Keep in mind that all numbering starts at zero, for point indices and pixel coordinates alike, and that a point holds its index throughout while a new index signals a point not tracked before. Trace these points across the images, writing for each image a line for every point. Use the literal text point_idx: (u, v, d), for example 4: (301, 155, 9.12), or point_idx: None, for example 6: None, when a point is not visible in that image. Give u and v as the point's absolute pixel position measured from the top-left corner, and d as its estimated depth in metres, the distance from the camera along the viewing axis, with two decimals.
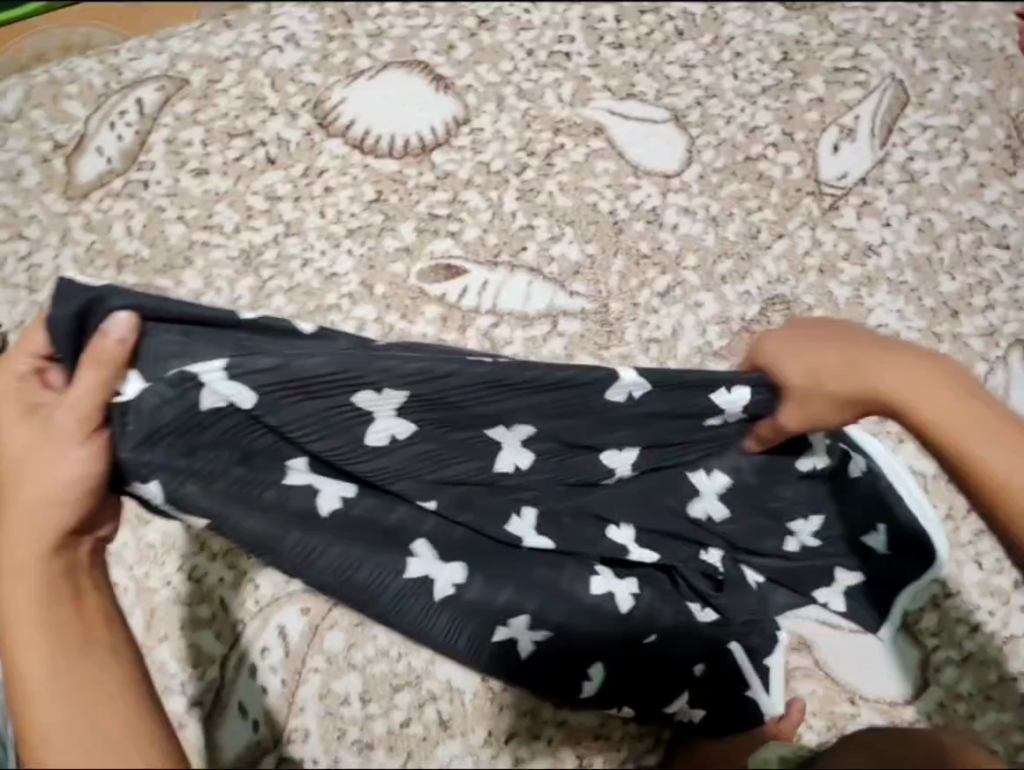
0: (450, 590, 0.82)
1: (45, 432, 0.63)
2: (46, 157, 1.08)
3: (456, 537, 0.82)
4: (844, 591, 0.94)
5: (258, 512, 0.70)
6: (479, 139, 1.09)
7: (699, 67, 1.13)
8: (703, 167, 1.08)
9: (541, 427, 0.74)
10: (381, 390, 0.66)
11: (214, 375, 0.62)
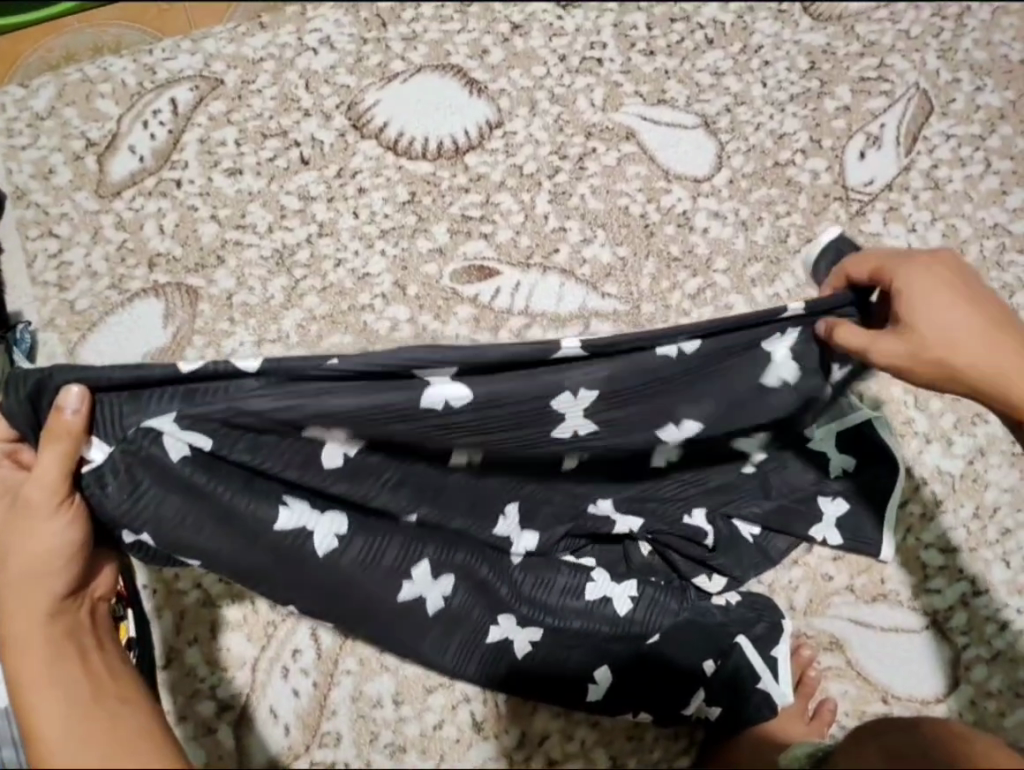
0: (441, 603, 0.85)
1: (17, 511, 0.66)
2: (78, 155, 1.08)
3: (453, 561, 0.85)
4: (836, 523, 0.94)
5: (252, 548, 0.71)
6: (512, 142, 1.10)
7: (728, 75, 1.14)
8: (733, 172, 1.10)
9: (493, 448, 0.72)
10: (331, 429, 0.65)
11: (172, 427, 0.62)
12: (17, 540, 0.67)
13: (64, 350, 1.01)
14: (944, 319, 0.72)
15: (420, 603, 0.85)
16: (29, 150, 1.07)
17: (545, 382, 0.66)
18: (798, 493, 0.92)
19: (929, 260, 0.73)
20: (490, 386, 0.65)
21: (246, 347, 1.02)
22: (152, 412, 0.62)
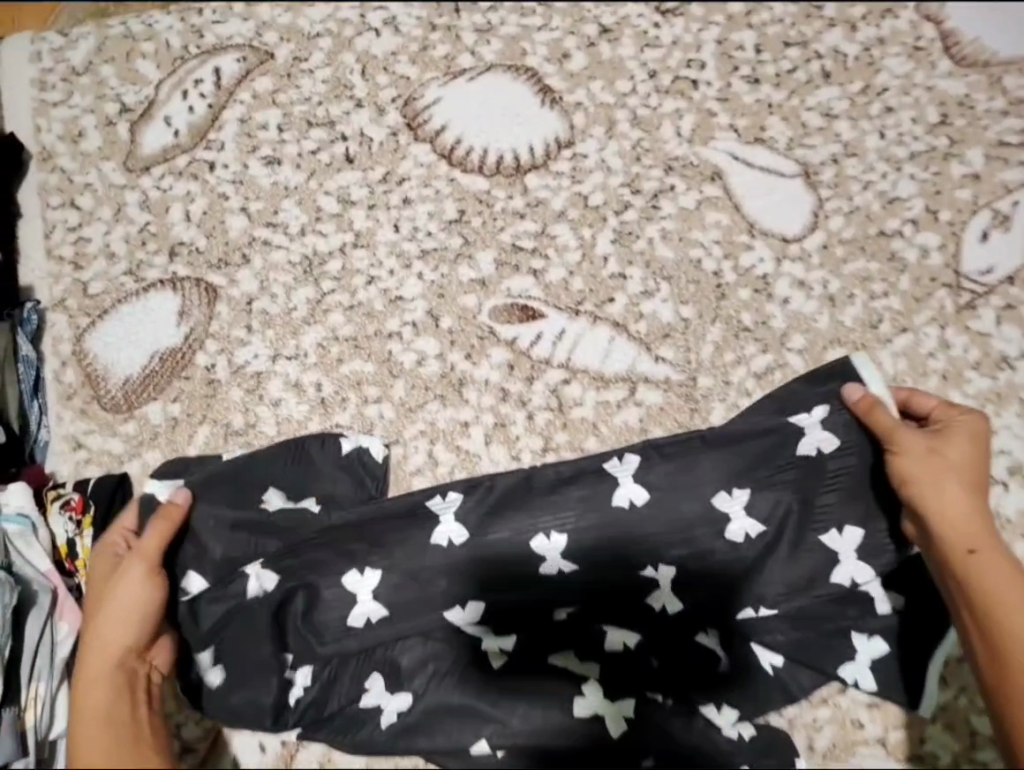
0: (395, 718, 0.82)
1: (111, 575, 0.75)
2: (110, 121, 1.00)
3: (406, 664, 0.83)
4: (870, 665, 0.83)
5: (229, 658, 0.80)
6: (581, 168, 0.98)
7: (842, 118, 0.99)
8: (828, 235, 0.96)
9: (490, 602, 0.83)
10: (364, 572, 0.81)
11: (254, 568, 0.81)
12: (98, 607, 0.74)
13: (71, 334, 0.93)
14: (949, 473, 0.74)
15: (373, 712, 0.82)
16: (61, 108, 1.00)
17: (528, 505, 0.81)
18: (827, 622, 0.83)
19: (981, 444, 0.76)
20: (481, 516, 0.81)
21: (260, 361, 0.93)
22: (255, 494, 0.83)
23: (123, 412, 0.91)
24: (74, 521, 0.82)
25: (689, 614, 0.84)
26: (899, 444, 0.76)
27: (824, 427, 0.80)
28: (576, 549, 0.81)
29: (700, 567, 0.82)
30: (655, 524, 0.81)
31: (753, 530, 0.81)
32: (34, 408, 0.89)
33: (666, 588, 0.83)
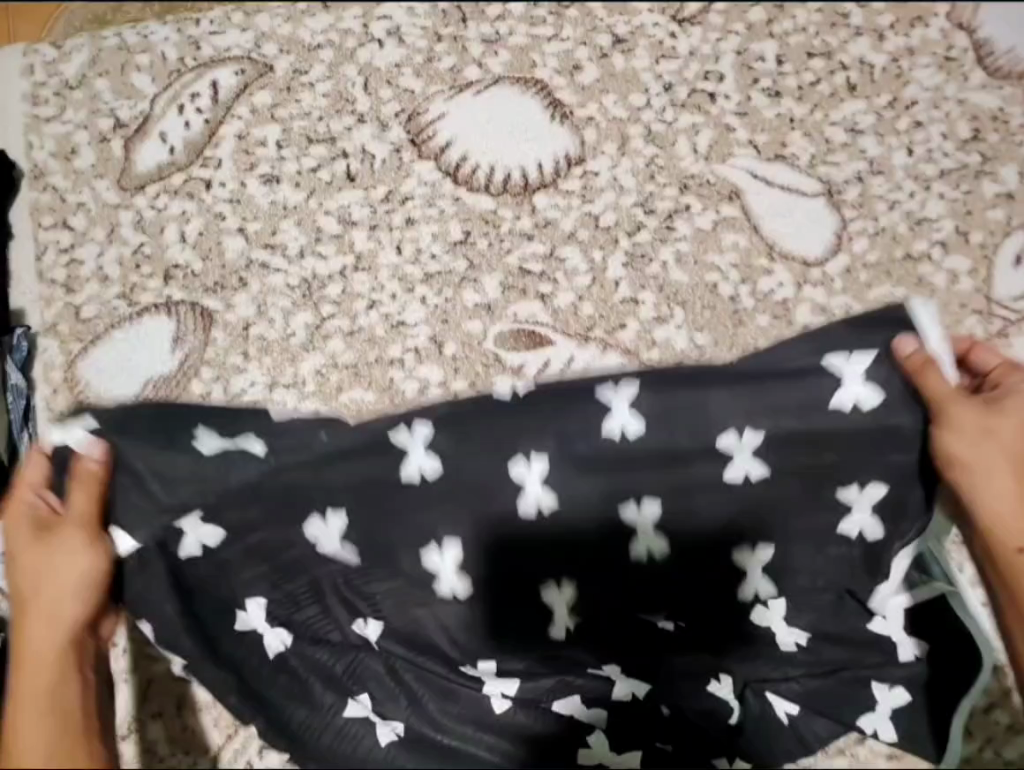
0: (393, 736, 0.77)
1: (37, 541, 0.65)
2: (104, 137, 0.96)
3: (404, 680, 0.79)
4: (891, 714, 0.78)
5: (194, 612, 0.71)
6: (592, 186, 0.93)
7: (867, 134, 0.94)
8: (852, 258, 0.91)
9: (469, 543, 0.75)
10: (325, 516, 0.72)
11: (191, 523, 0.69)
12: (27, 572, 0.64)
13: (62, 361, 0.90)
14: (1001, 456, 0.66)
15: (367, 724, 0.77)
16: (53, 123, 0.96)
17: (508, 435, 0.70)
18: (845, 669, 0.79)
19: None
20: (459, 449, 0.70)
21: (257, 389, 0.89)
22: (186, 432, 0.67)
23: None
24: None
25: (669, 560, 0.76)
26: (949, 418, 0.66)
27: (867, 376, 0.67)
28: (559, 480, 0.72)
29: (684, 530, 0.75)
30: (646, 457, 0.71)
31: (753, 472, 0.72)
32: (24, 439, 0.86)
33: (647, 527, 0.75)
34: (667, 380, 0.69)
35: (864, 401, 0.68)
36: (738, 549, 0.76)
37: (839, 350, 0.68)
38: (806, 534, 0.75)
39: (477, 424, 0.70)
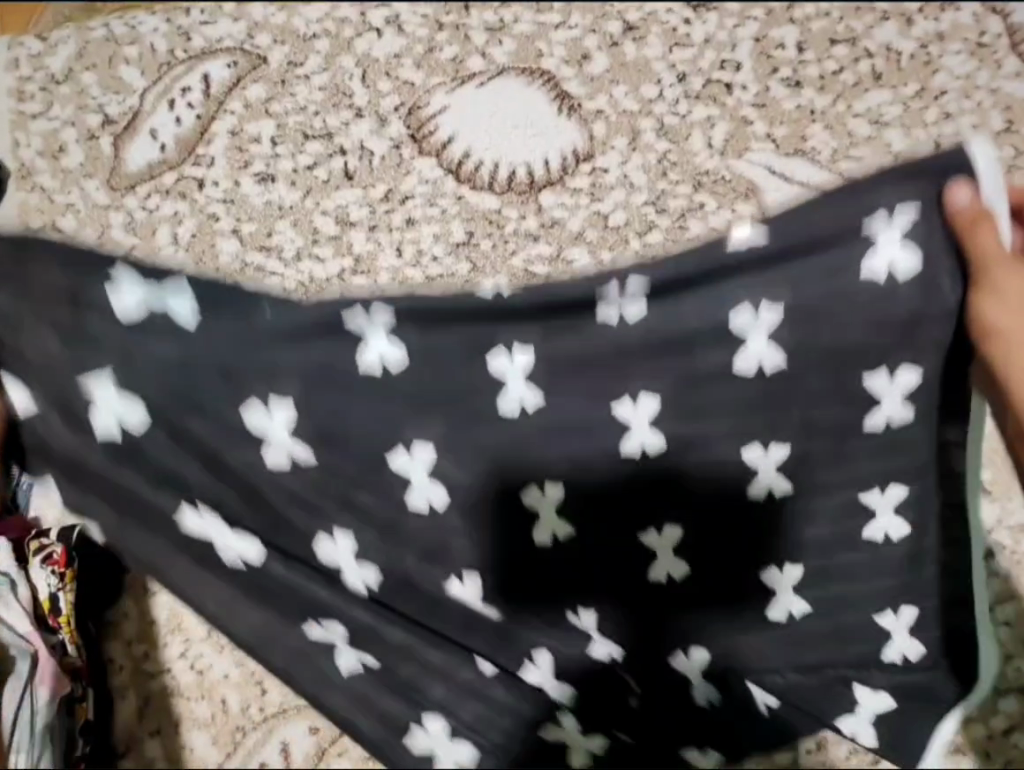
0: (359, 669, 0.76)
1: None
2: (93, 134, 0.92)
3: (390, 637, 0.75)
4: (874, 719, 0.73)
5: (158, 530, 0.74)
6: (602, 183, 0.89)
7: (893, 126, 0.88)
8: None
9: (442, 440, 0.68)
10: (268, 405, 0.67)
11: (106, 394, 0.68)
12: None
13: None
14: None
15: (326, 655, 0.76)
16: (39, 120, 0.93)
17: (472, 333, 0.65)
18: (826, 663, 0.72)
19: None
20: (426, 342, 0.66)
21: None
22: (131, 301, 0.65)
23: None
24: (57, 575, 0.76)
25: (664, 449, 0.67)
26: (986, 280, 0.58)
27: (907, 231, 0.59)
28: (543, 378, 0.66)
29: (682, 433, 0.67)
30: (637, 348, 0.65)
31: (769, 362, 0.64)
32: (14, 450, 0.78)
33: (642, 426, 0.66)
34: (680, 268, 0.62)
35: (900, 266, 0.60)
36: (750, 451, 0.67)
37: (879, 211, 0.59)
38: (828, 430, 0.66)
39: (449, 325, 0.65)
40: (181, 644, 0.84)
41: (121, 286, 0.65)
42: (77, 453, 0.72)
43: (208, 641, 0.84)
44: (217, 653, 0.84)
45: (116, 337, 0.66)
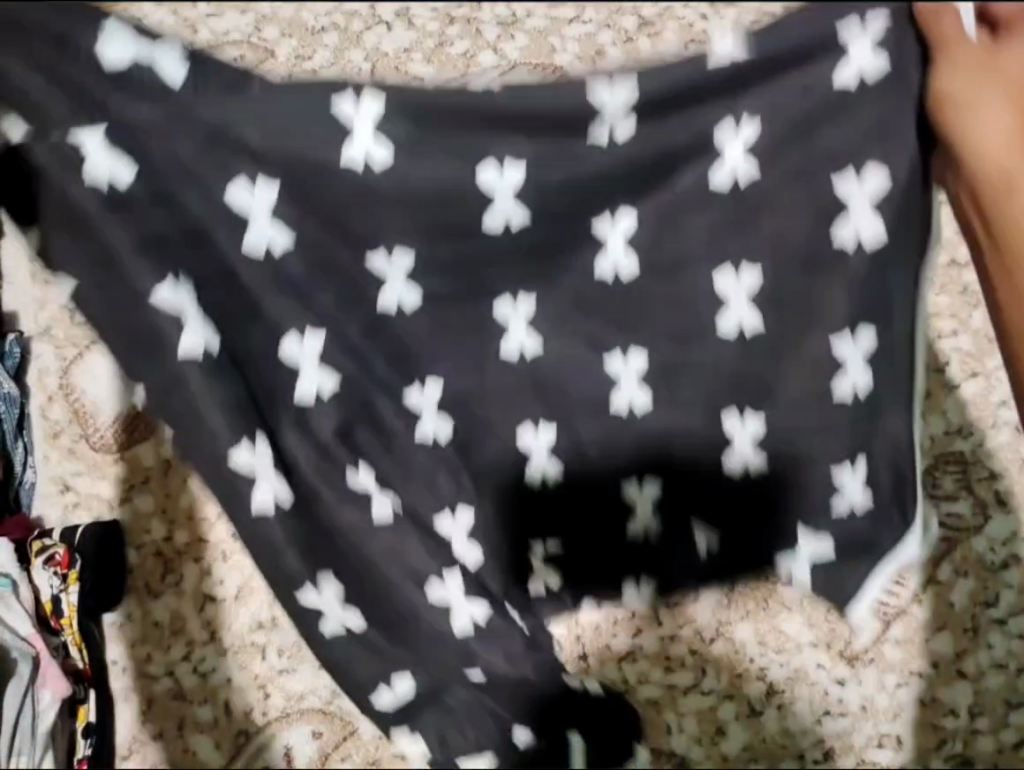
0: (269, 509, 0.68)
1: None
2: None
3: (366, 554, 0.71)
4: (811, 562, 0.73)
5: (96, 272, 0.65)
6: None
7: None
8: None
9: (424, 252, 0.69)
10: (255, 183, 0.65)
11: (92, 141, 0.62)
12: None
13: (57, 367, 0.87)
14: (1000, 121, 0.56)
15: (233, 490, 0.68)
16: None
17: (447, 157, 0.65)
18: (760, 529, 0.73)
19: None
20: (417, 150, 0.64)
21: None
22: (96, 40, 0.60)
23: (113, 456, 0.86)
24: (60, 575, 0.76)
25: (664, 439, 0.72)
26: (947, 55, 0.57)
27: (879, 41, 0.59)
28: (529, 190, 0.66)
29: (685, 338, 0.70)
30: (615, 161, 0.64)
31: (743, 177, 0.64)
32: (18, 449, 0.82)
33: (618, 245, 0.68)
34: (668, 78, 0.60)
35: (868, 73, 0.60)
36: (720, 271, 0.67)
37: (852, 16, 0.59)
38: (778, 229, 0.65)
39: (435, 125, 0.64)
40: (183, 646, 0.84)
41: (85, 138, 0.62)
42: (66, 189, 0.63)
43: (211, 644, 0.84)
44: (218, 656, 0.83)
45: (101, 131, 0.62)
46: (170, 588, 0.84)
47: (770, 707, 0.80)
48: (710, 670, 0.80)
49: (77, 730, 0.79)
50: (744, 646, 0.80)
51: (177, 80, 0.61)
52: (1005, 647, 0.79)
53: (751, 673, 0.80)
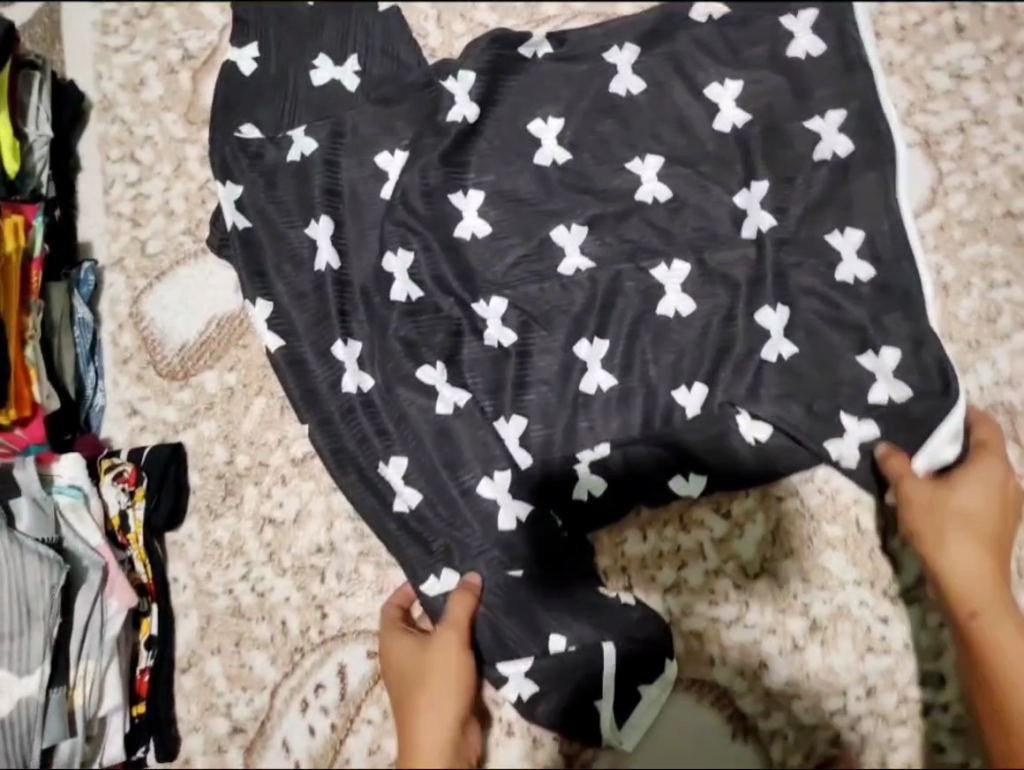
0: (353, 391, 0.85)
1: (419, 665, 0.77)
2: (171, 68, 0.96)
3: (429, 463, 0.83)
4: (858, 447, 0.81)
5: (281, 193, 0.89)
6: (695, 135, 0.89)
7: (973, 81, 0.88)
8: (946, 215, 0.86)
9: (494, 191, 0.89)
10: (393, 151, 0.90)
11: (345, 75, 0.92)
12: (413, 680, 0.77)
13: (128, 296, 0.92)
14: (948, 513, 0.75)
15: (337, 370, 0.86)
16: (122, 54, 0.96)
17: (521, 102, 0.91)
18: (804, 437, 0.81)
19: (1000, 486, 0.76)
20: (496, 112, 0.91)
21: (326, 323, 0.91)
22: (308, 58, 0.92)
23: (178, 380, 0.89)
24: (127, 492, 0.82)
25: (696, 337, 0.84)
26: (956, 484, 0.76)
27: (811, 28, 0.89)
28: (573, 138, 0.90)
29: (706, 237, 0.87)
30: (644, 111, 0.90)
31: (739, 122, 0.89)
32: (90, 373, 0.88)
33: (651, 177, 0.89)
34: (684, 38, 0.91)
35: (812, 49, 0.89)
36: (739, 193, 0.87)
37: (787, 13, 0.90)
38: (772, 164, 0.87)
39: (525, 104, 0.91)
40: (241, 567, 0.86)
41: (324, 72, 0.92)
42: (246, 104, 0.92)
43: (271, 566, 0.86)
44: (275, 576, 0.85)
45: (287, 89, 0.92)
46: (231, 508, 0.87)
47: (813, 643, 0.81)
48: (753, 605, 0.82)
49: (139, 642, 0.82)
50: (787, 582, 0.82)
51: (354, 88, 0.92)
52: None
53: (795, 609, 0.82)
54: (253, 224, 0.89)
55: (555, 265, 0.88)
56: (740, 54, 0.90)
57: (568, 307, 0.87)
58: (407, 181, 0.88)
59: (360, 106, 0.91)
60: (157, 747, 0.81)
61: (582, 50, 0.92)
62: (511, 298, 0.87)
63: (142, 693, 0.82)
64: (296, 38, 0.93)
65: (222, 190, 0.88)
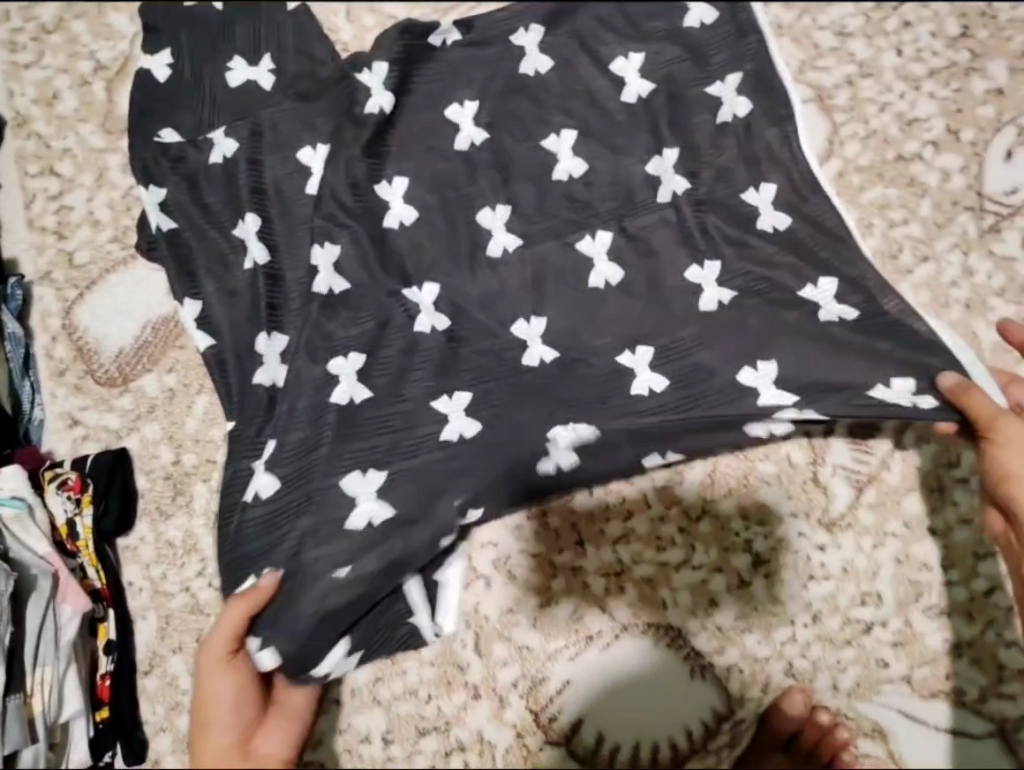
0: (265, 383, 0.85)
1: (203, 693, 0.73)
2: (85, 80, 0.97)
3: (342, 458, 0.80)
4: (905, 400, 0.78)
5: (207, 191, 0.91)
6: (603, 106, 0.93)
7: (856, 37, 0.94)
8: (844, 163, 0.92)
9: (416, 179, 0.91)
10: (314, 146, 0.91)
11: (261, 73, 0.94)
12: (196, 704, 0.72)
13: (59, 309, 0.91)
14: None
15: (257, 362, 0.86)
16: (33, 70, 0.97)
17: (435, 88, 0.94)
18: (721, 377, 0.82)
19: None
20: (411, 102, 0.93)
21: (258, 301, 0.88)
22: (222, 60, 0.94)
23: (117, 388, 0.89)
24: (73, 500, 0.81)
25: (623, 296, 0.88)
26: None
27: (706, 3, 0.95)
28: (490, 118, 0.93)
29: (622, 203, 0.91)
30: (553, 87, 0.94)
31: (644, 92, 0.93)
32: (25, 388, 0.87)
33: (566, 153, 0.92)
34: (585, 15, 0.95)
35: (706, 19, 0.94)
36: (650, 161, 0.91)
37: None
38: (680, 128, 0.91)
39: (440, 89, 0.94)
40: (197, 565, 0.85)
41: (239, 71, 0.94)
42: (164, 103, 0.93)
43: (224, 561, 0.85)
44: None
45: (203, 91, 0.93)
46: (182, 507, 0.87)
47: (758, 577, 0.86)
48: (699, 546, 0.86)
49: (97, 649, 0.81)
50: (728, 520, 0.87)
51: (269, 87, 0.94)
52: (971, 503, 0.86)
53: (738, 546, 0.86)
54: (178, 224, 0.90)
55: (484, 248, 0.90)
56: (640, 27, 0.95)
57: (502, 291, 0.89)
58: (330, 171, 0.90)
59: (277, 103, 0.93)
60: (124, 753, 0.80)
61: (495, 34, 0.95)
62: (443, 284, 0.88)
63: (104, 698, 0.80)
64: (208, 41, 0.95)
65: (145, 193, 0.89)
